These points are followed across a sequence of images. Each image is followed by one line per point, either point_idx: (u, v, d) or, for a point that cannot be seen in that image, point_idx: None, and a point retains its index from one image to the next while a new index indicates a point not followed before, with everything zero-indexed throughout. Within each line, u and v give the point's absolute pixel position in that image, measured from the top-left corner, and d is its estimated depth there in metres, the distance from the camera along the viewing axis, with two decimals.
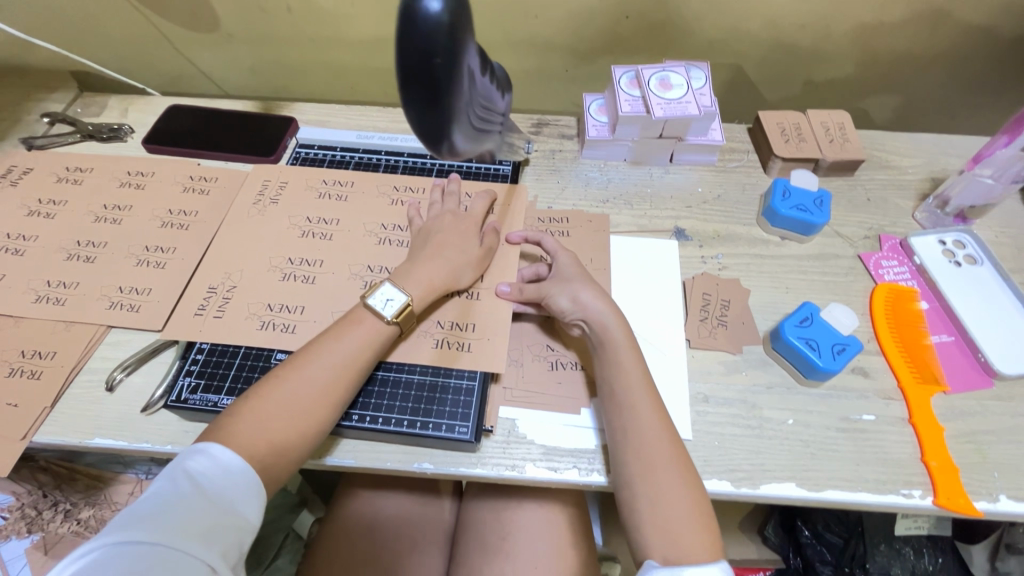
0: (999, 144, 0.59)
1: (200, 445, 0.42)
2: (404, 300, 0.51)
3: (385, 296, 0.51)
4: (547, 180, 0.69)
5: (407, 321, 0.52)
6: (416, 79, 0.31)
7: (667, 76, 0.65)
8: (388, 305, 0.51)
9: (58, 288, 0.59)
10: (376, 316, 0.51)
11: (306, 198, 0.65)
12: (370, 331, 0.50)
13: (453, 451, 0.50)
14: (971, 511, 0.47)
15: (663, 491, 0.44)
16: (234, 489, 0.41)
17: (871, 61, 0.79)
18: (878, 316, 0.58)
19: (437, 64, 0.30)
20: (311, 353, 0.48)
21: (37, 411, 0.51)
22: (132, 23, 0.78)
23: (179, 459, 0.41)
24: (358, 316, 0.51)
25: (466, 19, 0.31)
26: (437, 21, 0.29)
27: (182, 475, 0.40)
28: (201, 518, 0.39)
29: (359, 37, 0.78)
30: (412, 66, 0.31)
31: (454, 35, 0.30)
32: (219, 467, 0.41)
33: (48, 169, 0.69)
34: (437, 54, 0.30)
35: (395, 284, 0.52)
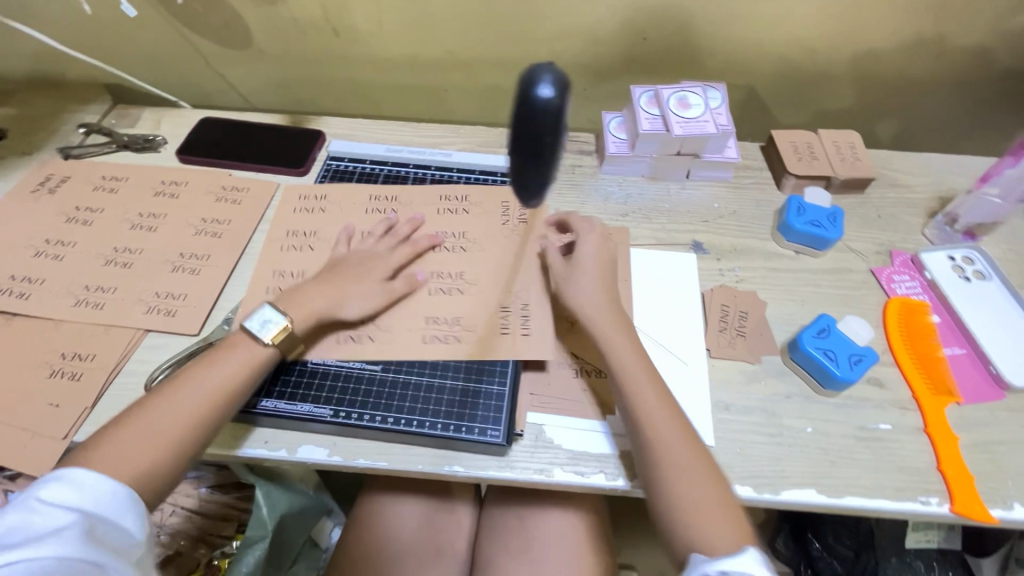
0: (1007, 164, 0.61)
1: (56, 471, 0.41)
2: (282, 321, 0.52)
3: (263, 318, 0.52)
4: (568, 194, 0.71)
5: (288, 344, 0.52)
6: (527, 149, 0.37)
7: (685, 96, 0.68)
8: (266, 327, 0.52)
9: (96, 292, 0.61)
10: (253, 339, 0.51)
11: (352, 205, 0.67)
12: (250, 352, 0.51)
13: (483, 454, 0.51)
14: (986, 518, 0.49)
15: (686, 485, 0.46)
16: (105, 507, 0.41)
17: (879, 83, 0.82)
18: (891, 328, 0.60)
19: (547, 141, 0.37)
20: (196, 369, 0.49)
21: (78, 411, 0.53)
22: (167, 38, 0.81)
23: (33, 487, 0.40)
24: (234, 342, 0.51)
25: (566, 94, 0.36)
26: (550, 104, 0.35)
27: (38, 504, 0.39)
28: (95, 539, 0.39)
29: (386, 54, 0.81)
30: (526, 142, 0.37)
31: (559, 118, 0.36)
32: (83, 491, 0.40)
33: (85, 177, 0.71)
34: (546, 132, 0.36)
35: (276, 306, 0.53)
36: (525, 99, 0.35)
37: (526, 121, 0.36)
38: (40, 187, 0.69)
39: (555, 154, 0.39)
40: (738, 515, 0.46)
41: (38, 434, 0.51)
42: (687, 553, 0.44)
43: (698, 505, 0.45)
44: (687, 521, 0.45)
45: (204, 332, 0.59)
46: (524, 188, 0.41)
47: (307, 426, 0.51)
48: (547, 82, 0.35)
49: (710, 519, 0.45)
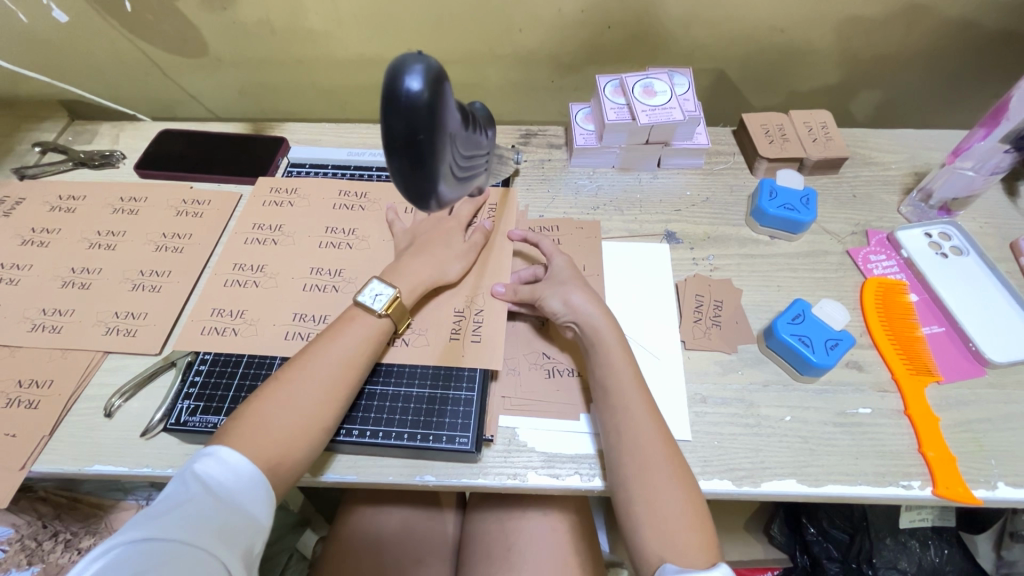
0: (977, 137, 0.60)
1: (210, 448, 0.43)
2: (392, 292, 0.53)
3: (374, 292, 0.53)
4: (538, 190, 0.70)
5: (399, 315, 0.53)
6: (400, 154, 0.29)
7: (650, 83, 0.66)
8: (377, 300, 0.52)
9: (54, 316, 0.59)
10: (367, 311, 0.52)
11: (321, 210, 0.66)
12: (364, 327, 0.51)
13: (455, 462, 0.50)
14: (971, 499, 0.48)
15: (660, 492, 0.45)
16: (242, 491, 0.42)
17: (851, 59, 0.80)
18: (869, 310, 0.59)
19: (422, 141, 0.28)
20: (301, 359, 0.49)
21: (36, 440, 0.51)
22: (120, 50, 0.79)
23: (191, 461, 0.43)
24: (351, 316, 0.52)
25: (444, 86, 0.29)
26: (417, 98, 0.28)
27: (190, 477, 0.41)
28: (215, 521, 0.40)
29: (346, 56, 0.79)
30: (397, 146, 0.29)
31: (435, 113, 0.28)
32: (227, 471, 0.42)
33: (41, 198, 0.69)
34: (420, 130, 0.28)
35: (382, 280, 0.54)
36: (390, 92, 0.28)
37: (394, 119, 0.28)
38: None
39: (441, 154, 0.30)
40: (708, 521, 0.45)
41: None
42: (657, 563, 0.43)
43: (660, 512, 0.44)
44: (650, 528, 0.44)
45: (165, 351, 0.57)
46: (419, 202, 0.33)
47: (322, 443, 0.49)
48: (417, 72, 0.28)
49: (676, 530, 0.43)
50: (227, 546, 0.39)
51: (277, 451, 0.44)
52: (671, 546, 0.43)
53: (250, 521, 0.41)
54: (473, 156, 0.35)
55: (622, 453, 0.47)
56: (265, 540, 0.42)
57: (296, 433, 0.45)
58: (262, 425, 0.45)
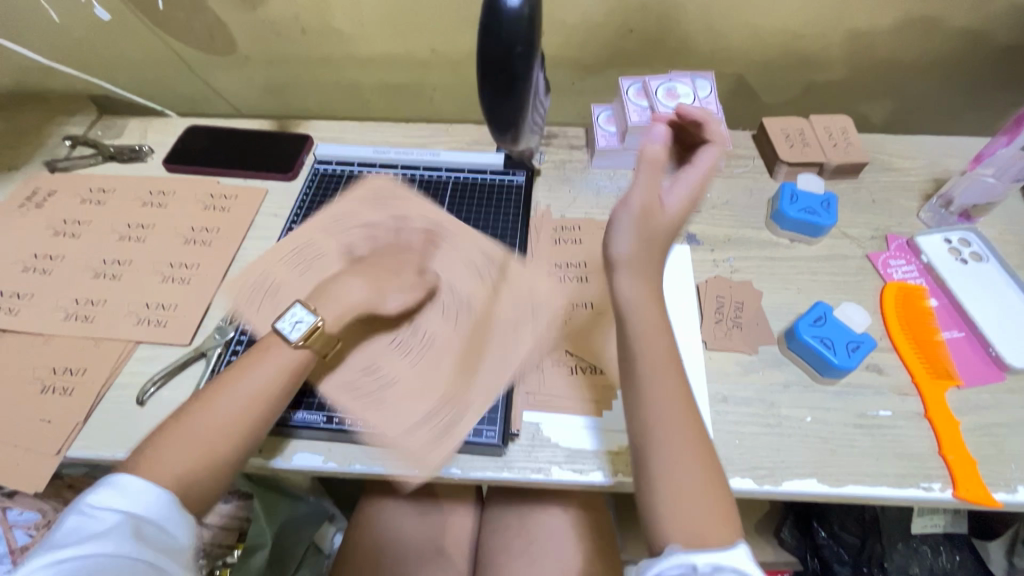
0: (1000, 143, 0.61)
1: (110, 477, 0.41)
2: (312, 320, 0.49)
3: (295, 318, 0.49)
4: (559, 190, 0.71)
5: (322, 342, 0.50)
6: (497, 61, 0.47)
7: (673, 86, 0.67)
8: (296, 327, 0.49)
9: (86, 305, 0.60)
10: (284, 340, 0.48)
11: (342, 206, 0.67)
12: (284, 354, 0.48)
13: (478, 455, 0.51)
14: (991, 502, 0.48)
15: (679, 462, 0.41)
16: (153, 515, 0.40)
17: (870, 65, 0.81)
18: (888, 313, 0.59)
19: (517, 52, 0.46)
20: (250, 360, 0.48)
21: (70, 426, 0.52)
22: (150, 47, 0.80)
23: (93, 490, 0.41)
24: (267, 345, 0.49)
25: (535, 24, 0.47)
26: (518, 15, 0.45)
27: (100, 510, 0.40)
28: (134, 547, 0.38)
29: (370, 55, 0.80)
30: (496, 50, 0.46)
31: (528, 28, 0.46)
32: (128, 496, 0.40)
33: (72, 190, 0.71)
34: (515, 45, 0.46)
35: (305, 304, 0.50)
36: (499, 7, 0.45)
37: (501, 26, 0.45)
38: (26, 202, 0.69)
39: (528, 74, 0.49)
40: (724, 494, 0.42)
41: (31, 450, 0.51)
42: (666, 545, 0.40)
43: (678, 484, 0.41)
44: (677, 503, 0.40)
45: (195, 342, 0.58)
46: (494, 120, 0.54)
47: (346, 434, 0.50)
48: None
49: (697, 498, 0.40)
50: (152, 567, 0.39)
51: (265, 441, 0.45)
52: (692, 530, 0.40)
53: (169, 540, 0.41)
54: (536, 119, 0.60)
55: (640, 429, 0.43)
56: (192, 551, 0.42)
57: (255, 429, 0.46)
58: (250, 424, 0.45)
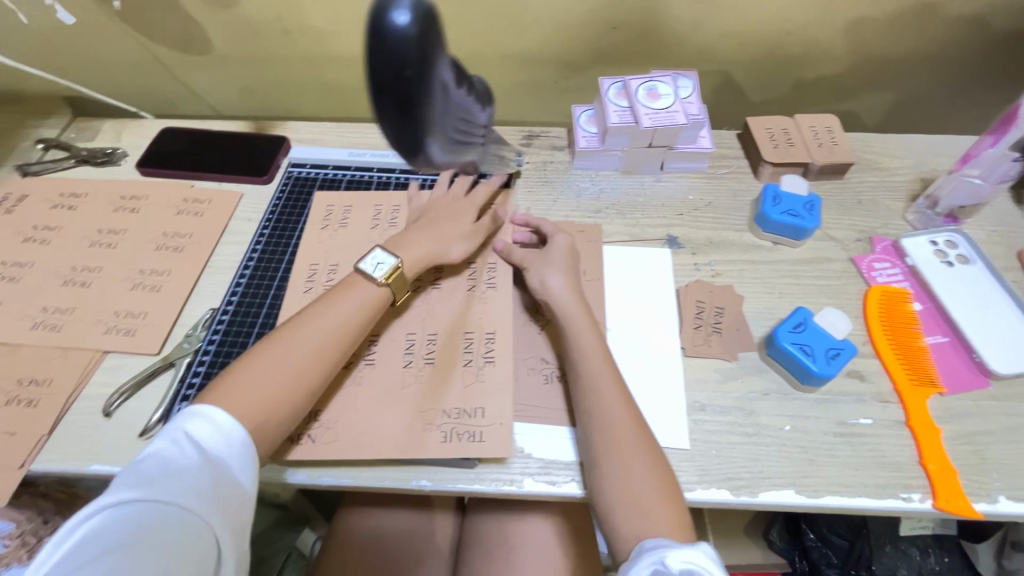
0: (986, 144, 0.59)
1: (196, 410, 0.44)
2: (393, 262, 0.54)
3: (376, 260, 0.54)
4: (539, 192, 0.69)
5: (398, 285, 0.54)
6: (385, 94, 0.29)
7: (654, 86, 0.66)
8: (378, 268, 0.54)
9: (54, 314, 0.59)
10: (367, 279, 0.53)
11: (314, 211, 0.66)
12: (365, 293, 0.52)
13: (451, 467, 0.50)
14: (971, 513, 0.47)
15: (633, 471, 0.46)
16: (232, 457, 0.42)
17: (859, 62, 0.79)
18: (872, 318, 0.58)
19: (409, 77, 0.28)
20: (303, 320, 0.50)
21: (34, 439, 0.51)
22: (124, 48, 0.79)
23: (179, 422, 0.43)
24: (351, 282, 0.53)
25: (434, 29, 0.29)
26: (405, 33, 0.27)
27: (184, 440, 0.42)
28: (205, 484, 0.40)
29: (348, 54, 0.78)
30: (379, 78, 0.28)
31: (424, 51, 0.28)
32: (220, 437, 0.43)
33: (43, 195, 0.69)
34: (408, 65, 0.28)
35: (385, 249, 0.56)
36: (377, 28, 0.27)
37: (379, 53, 0.28)
38: None
39: (434, 99, 0.30)
40: (676, 497, 0.45)
41: None
42: (635, 541, 0.43)
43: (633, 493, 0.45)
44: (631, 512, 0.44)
45: (165, 351, 0.57)
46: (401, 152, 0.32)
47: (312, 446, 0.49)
48: (404, 7, 0.28)
49: (652, 503, 0.44)
50: (219, 513, 0.40)
51: (265, 411, 0.45)
52: (642, 523, 0.44)
53: (241, 486, 0.42)
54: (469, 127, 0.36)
55: (594, 440, 0.47)
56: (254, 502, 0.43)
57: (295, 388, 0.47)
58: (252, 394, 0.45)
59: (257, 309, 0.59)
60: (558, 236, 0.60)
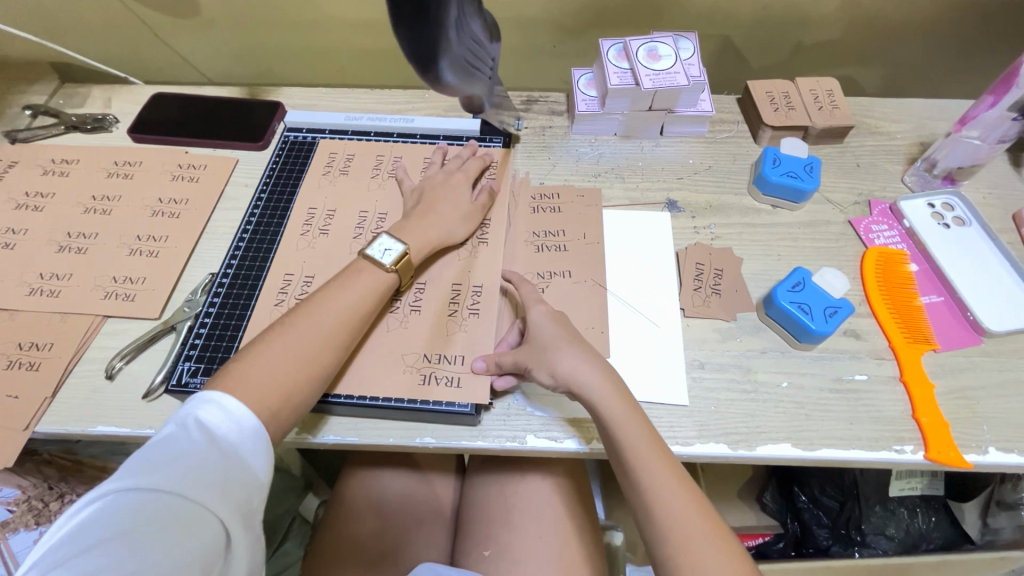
0: (985, 106, 0.59)
1: (209, 394, 0.42)
2: (401, 249, 0.53)
3: (383, 247, 0.54)
4: (538, 157, 0.69)
5: (405, 270, 0.54)
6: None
7: (655, 47, 0.65)
8: (386, 254, 0.53)
9: (51, 280, 0.58)
10: (376, 266, 0.53)
11: (312, 176, 0.65)
12: (373, 278, 0.52)
13: (453, 425, 0.50)
14: (961, 463, 0.49)
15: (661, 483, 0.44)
16: (243, 445, 0.41)
17: (860, 25, 0.78)
18: (868, 279, 0.59)
19: None
20: (312, 304, 0.49)
21: (38, 401, 0.51)
22: (111, 11, 0.76)
23: (189, 407, 0.42)
24: (358, 267, 0.53)
25: None
26: None
27: (193, 426, 0.41)
28: (213, 472, 0.39)
29: (343, 17, 0.76)
30: None
31: None
32: (230, 422, 0.41)
33: (34, 161, 0.68)
34: None
35: (392, 236, 0.55)
36: None
37: None
38: None
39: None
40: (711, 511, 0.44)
41: None
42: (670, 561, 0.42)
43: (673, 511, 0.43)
44: (683, 543, 0.42)
45: (165, 315, 0.57)
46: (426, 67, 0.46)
47: (322, 404, 0.50)
48: None
49: (685, 529, 0.42)
50: (227, 501, 0.39)
51: (280, 392, 0.45)
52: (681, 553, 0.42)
53: (249, 474, 0.41)
54: (476, 55, 0.53)
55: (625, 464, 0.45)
56: (263, 490, 0.42)
57: (309, 368, 0.46)
58: (261, 375, 0.44)
59: (258, 268, 0.58)
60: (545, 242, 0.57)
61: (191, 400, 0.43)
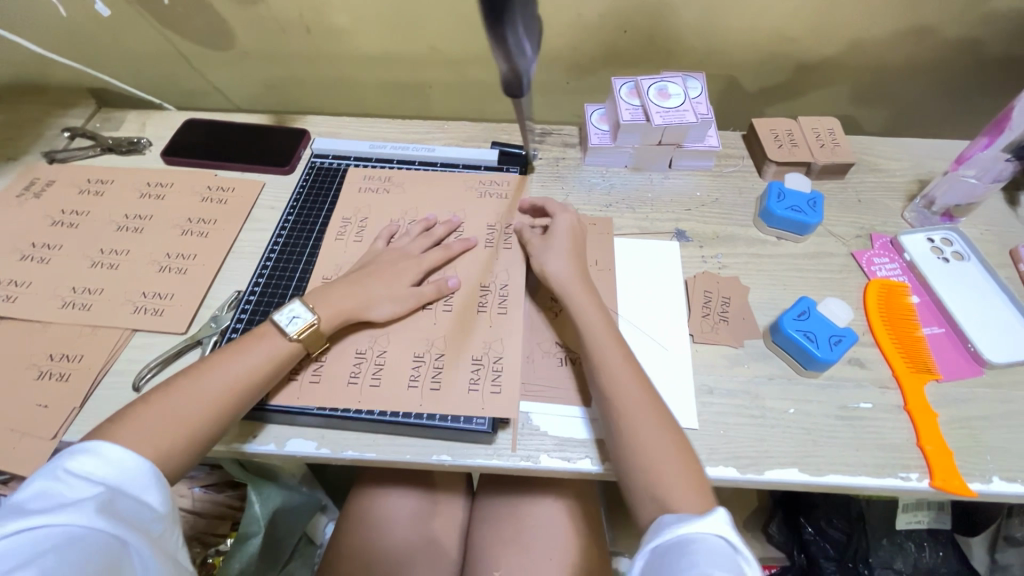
0: (980, 146, 0.62)
1: (86, 443, 0.42)
2: (310, 318, 0.52)
3: (292, 313, 0.53)
4: (552, 186, 0.72)
5: (313, 340, 0.53)
6: None
7: (665, 86, 0.68)
8: (293, 321, 0.52)
9: (83, 294, 0.61)
10: (280, 332, 0.52)
11: (351, 190, 0.69)
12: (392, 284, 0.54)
13: (469, 443, 0.52)
14: (966, 492, 0.50)
15: (640, 430, 0.48)
16: (133, 484, 0.42)
17: (861, 69, 0.82)
18: (871, 309, 0.61)
19: None
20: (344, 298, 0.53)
21: (66, 412, 0.53)
22: (150, 40, 0.81)
23: (87, 449, 0.42)
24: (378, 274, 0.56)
25: None
26: None
27: (94, 475, 0.40)
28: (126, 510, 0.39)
29: (369, 52, 0.81)
30: None
31: None
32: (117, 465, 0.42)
33: (70, 181, 0.71)
34: None
35: (305, 301, 0.54)
36: None
37: None
38: (25, 191, 0.69)
39: None
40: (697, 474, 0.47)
41: (28, 435, 0.51)
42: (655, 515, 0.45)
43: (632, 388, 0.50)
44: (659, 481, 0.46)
45: (192, 330, 0.59)
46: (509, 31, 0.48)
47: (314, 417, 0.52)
48: None
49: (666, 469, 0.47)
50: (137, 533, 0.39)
51: None
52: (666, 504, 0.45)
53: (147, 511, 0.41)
54: (531, 34, 0.51)
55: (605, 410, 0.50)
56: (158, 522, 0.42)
57: None
58: None
59: (287, 283, 0.61)
60: (562, 217, 0.62)
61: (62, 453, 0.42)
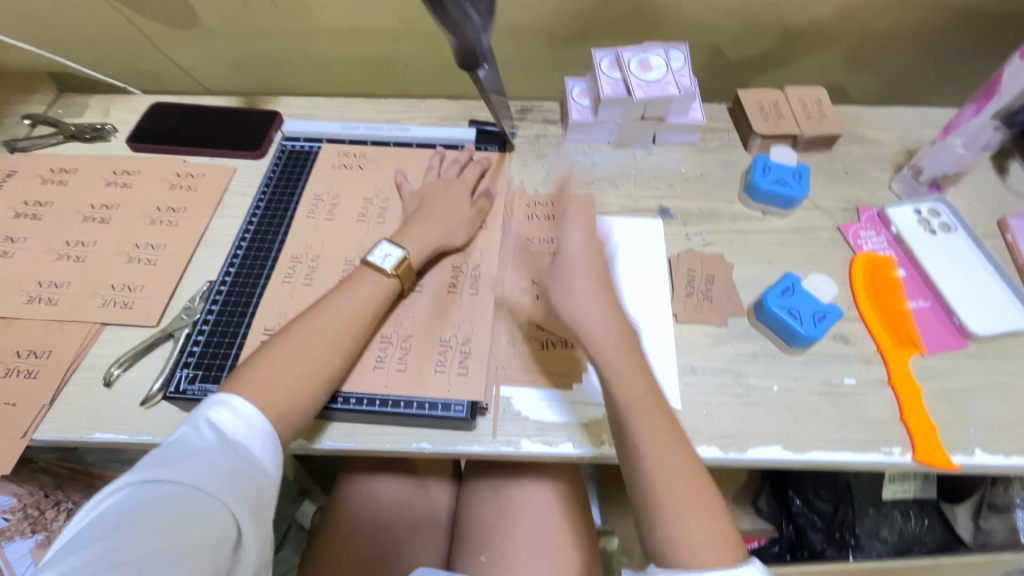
0: (968, 114, 0.61)
1: (221, 396, 0.44)
2: (401, 253, 0.54)
3: (384, 252, 0.54)
4: (533, 165, 0.70)
5: (406, 275, 0.54)
6: None
7: (646, 58, 0.66)
8: (386, 258, 0.54)
9: (49, 288, 0.59)
10: (377, 270, 0.53)
11: (322, 171, 0.67)
12: (375, 283, 0.53)
13: (449, 430, 0.51)
14: (949, 465, 0.50)
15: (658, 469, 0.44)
16: (253, 443, 0.42)
17: (849, 36, 0.80)
18: (857, 285, 0.60)
19: None
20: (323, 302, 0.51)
21: (35, 409, 0.52)
22: (110, 21, 0.77)
23: (202, 408, 0.43)
24: (360, 274, 0.53)
25: None
26: None
27: (205, 425, 0.42)
28: (225, 469, 0.40)
29: (340, 29, 0.78)
30: None
31: None
32: (239, 421, 0.42)
33: (32, 170, 0.68)
34: None
35: (392, 241, 0.56)
36: None
37: None
38: None
39: None
40: (719, 515, 0.43)
41: None
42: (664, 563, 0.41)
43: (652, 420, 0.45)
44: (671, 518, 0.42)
45: (163, 323, 0.58)
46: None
47: (322, 411, 0.50)
48: None
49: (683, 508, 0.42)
50: (235, 495, 0.39)
51: (285, 402, 0.45)
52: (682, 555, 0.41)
53: (258, 472, 0.41)
54: None
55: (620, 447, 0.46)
56: (269, 487, 0.42)
57: (313, 388, 0.46)
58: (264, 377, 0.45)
59: (259, 270, 0.60)
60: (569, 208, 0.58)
61: (203, 401, 0.44)
